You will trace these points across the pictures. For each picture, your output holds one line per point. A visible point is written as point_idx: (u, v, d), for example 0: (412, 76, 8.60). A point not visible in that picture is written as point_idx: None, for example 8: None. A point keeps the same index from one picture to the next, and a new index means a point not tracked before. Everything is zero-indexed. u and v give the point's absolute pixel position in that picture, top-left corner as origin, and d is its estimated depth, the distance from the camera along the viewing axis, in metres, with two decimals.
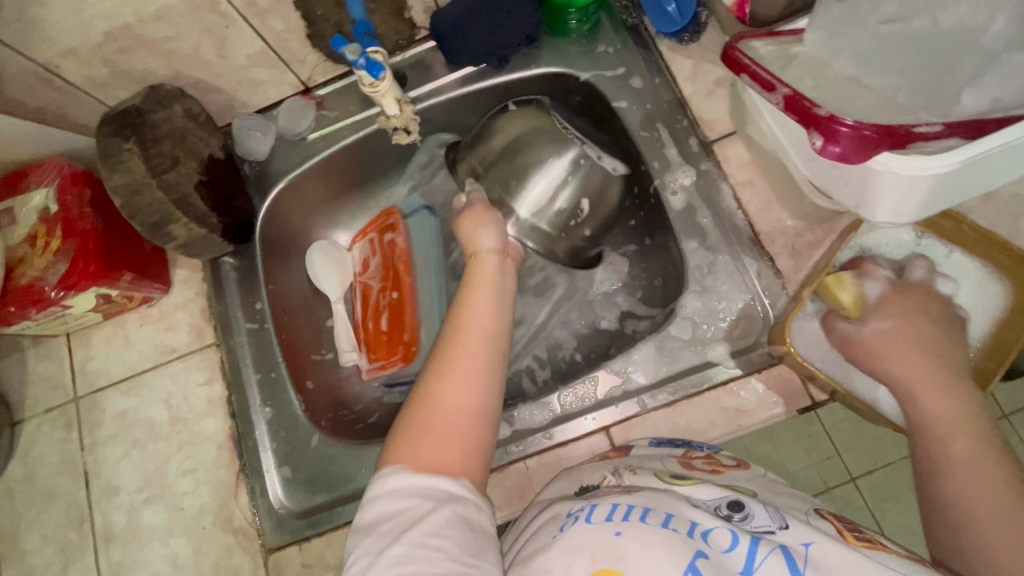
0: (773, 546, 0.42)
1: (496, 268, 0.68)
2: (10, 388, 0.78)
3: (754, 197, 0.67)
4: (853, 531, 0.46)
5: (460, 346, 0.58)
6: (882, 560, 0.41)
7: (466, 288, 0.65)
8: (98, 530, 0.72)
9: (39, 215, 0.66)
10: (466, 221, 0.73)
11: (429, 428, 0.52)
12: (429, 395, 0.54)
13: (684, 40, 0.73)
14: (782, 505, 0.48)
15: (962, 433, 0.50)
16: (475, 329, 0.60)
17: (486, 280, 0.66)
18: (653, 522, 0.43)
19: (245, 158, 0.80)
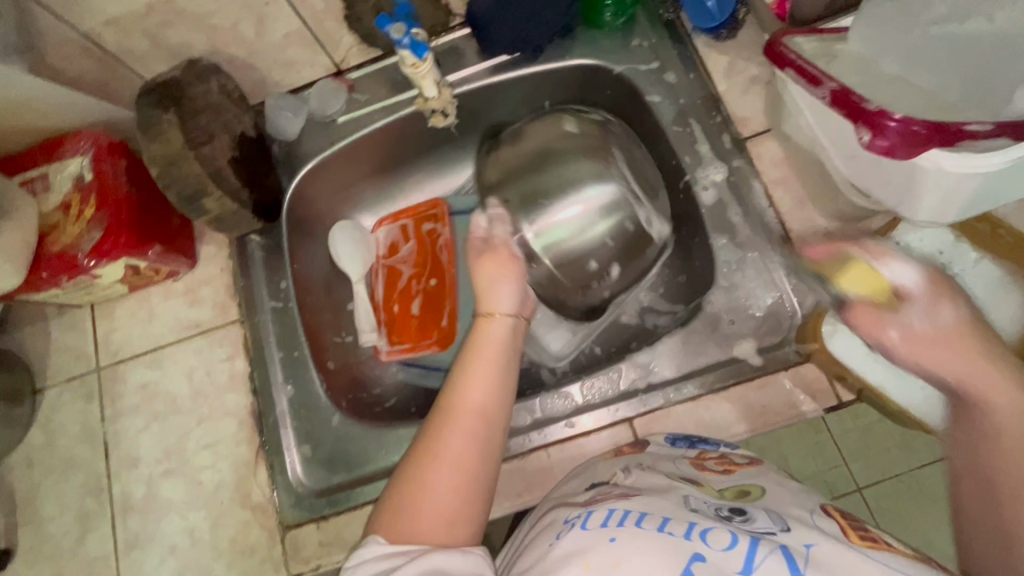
0: (773, 546, 0.39)
1: (508, 329, 0.61)
2: (32, 356, 0.79)
3: (786, 195, 0.67)
4: (859, 530, 0.43)
5: (459, 424, 0.52)
6: (887, 561, 0.38)
7: (471, 345, 0.59)
8: (117, 500, 0.72)
9: (74, 183, 0.66)
10: (481, 264, 0.67)
11: (413, 507, 0.49)
12: (417, 471, 0.50)
13: (721, 37, 0.73)
14: (785, 506, 0.46)
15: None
16: (475, 401, 0.54)
17: (494, 341, 0.59)
18: (648, 527, 0.41)
19: (275, 137, 0.80)
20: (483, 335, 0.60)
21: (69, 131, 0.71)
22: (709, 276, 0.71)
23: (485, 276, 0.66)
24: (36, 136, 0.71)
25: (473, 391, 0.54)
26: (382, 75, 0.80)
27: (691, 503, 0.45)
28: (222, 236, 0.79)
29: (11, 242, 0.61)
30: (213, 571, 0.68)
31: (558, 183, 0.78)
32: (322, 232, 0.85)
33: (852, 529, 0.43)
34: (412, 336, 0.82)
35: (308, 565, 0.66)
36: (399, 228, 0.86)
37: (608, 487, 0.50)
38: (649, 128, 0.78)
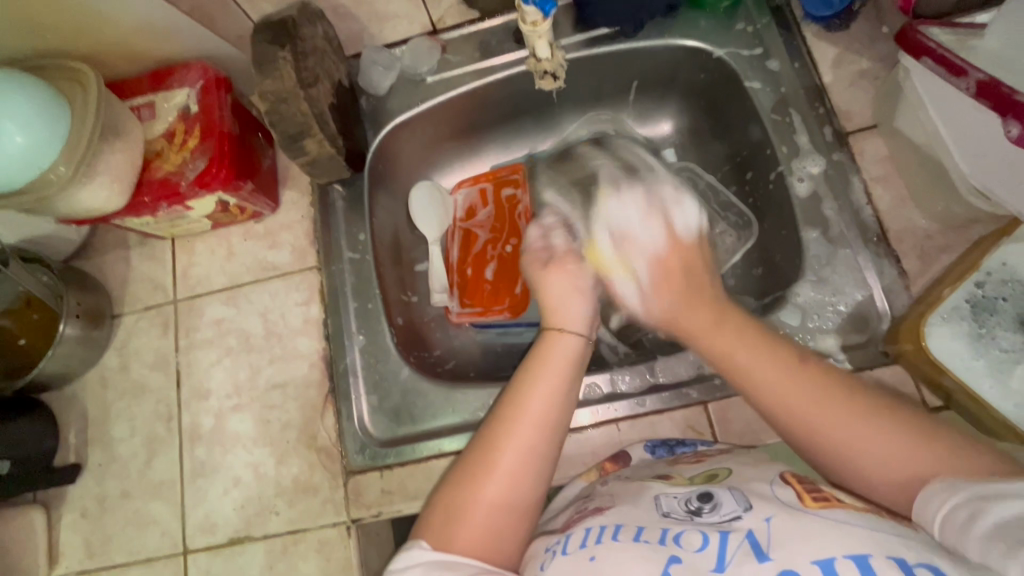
0: (741, 536, 0.41)
1: (574, 350, 0.58)
2: (112, 282, 0.81)
3: (887, 194, 0.66)
4: (812, 490, 0.44)
5: (514, 435, 0.51)
6: (841, 518, 0.40)
7: (533, 362, 0.56)
8: (185, 428, 0.74)
9: (179, 113, 0.69)
10: (552, 274, 0.64)
11: (462, 518, 0.48)
12: (469, 485, 0.50)
13: (833, 27, 0.71)
14: (748, 482, 0.47)
15: (738, 360, 0.53)
16: (531, 417, 0.52)
17: (559, 358, 0.56)
18: (624, 539, 0.44)
19: (364, 91, 0.80)
20: (547, 351, 0.57)
21: (173, 63, 0.72)
22: (794, 268, 0.70)
23: (553, 291, 0.63)
24: (141, 66, 0.72)
25: (531, 410, 0.52)
26: (477, 38, 0.80)
27: (661, 503, 0.47)
28: (305, 183, 0.80)
29: (119, 163, 0.63)
30: (275, 506, 0.70)
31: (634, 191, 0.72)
32: (399, 191, 0.86)
33: (806, 491, 0.44)
34: (484, 301, 0.81)
35: (369, 510, 0.67)
36: (478, 191, 0.86)
37: (588, 501, 0.53)
38: (743, 116, 0.76)
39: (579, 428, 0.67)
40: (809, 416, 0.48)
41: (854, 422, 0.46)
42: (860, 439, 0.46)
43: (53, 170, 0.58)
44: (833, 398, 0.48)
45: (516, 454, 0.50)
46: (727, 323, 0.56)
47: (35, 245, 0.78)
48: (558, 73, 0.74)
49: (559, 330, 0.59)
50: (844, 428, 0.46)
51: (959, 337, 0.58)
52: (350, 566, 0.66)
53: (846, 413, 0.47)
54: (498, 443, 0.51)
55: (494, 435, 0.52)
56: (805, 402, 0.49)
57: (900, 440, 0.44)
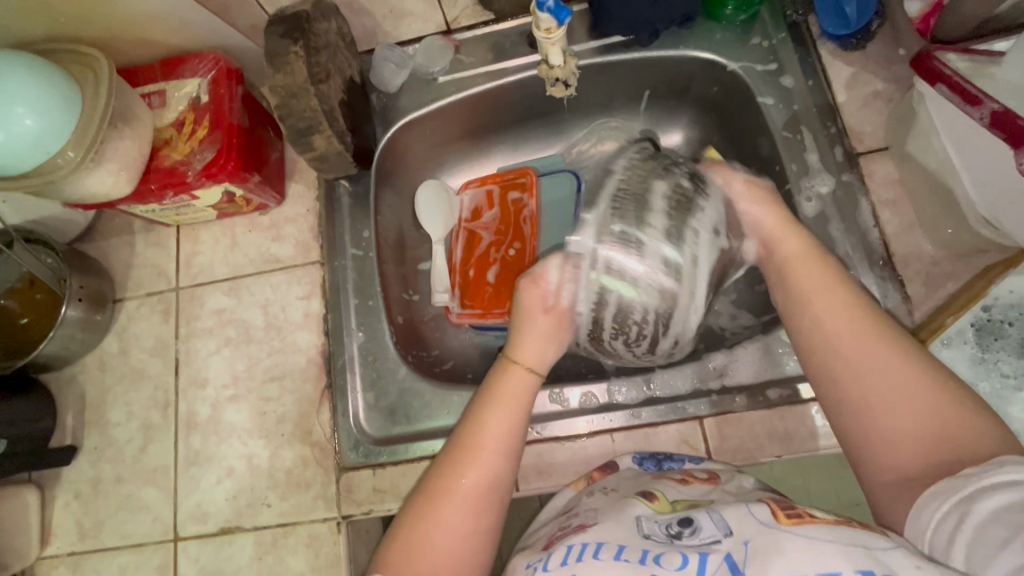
0: (720, 557, 0.40)
1: (530, 385, 0.58)
2: (115, 267, 0.81)
3: (894, 217, 0.65)
4: (786, 508, 0.44)
5: (468, 474, 0.52)
6: (812, 534, 0.39)
7: (491, 396, 0.57)
8: (181, 416, 0.74)
9: (189, 103, 0.69)
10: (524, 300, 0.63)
11: (422, 543, 0.49)
12: (426, 515, 0.51)
13: (849, 46, 0.70)
14: (726, 505, 0.47)
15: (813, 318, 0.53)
16: (485, 450, 0.53)
17: (515, 392, 0.57)
18: (605, 557, 0.43)
19: (376, 88, 0.80)
20: (501, 388, 0.57)
21: (186, 52, 0.72)
22: None
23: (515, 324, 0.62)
24: (153, 52, 0.72)
25: (485, 443, 0.53)
26: (491, 39, 0.80)
27: (643, 524, 0.47)
28: (312, 177, 0.80)
29: (128, 150, 0.63)
30: (267, 499, 0.70)
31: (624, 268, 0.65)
32: (406, 189, 0.86)
33: (781, 509, 0.43)
34: (484, 303, 0.80)
35: (360, 508, 0.68)
36: (484, 193, 0.85)
37: (571, 518, 0.52)
38: (753, 132, 0.76)
39: (573, 436, 0.67)
40: (861, 357, 0.49)
41: (906, 381, 0.47)
42: (902, 389, 0.47)
43: (62, 155, 0.58)
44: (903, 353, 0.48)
45: (470, 484, 0.52)
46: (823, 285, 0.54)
47: (41, 226, 0.78)
48: (570, 81, 0.73)
49: (515, 363, 0.59)
50: (892, 382, 0.48)
51: (959, 363, 0.58)
52: (339, 562, 0.67)
53: (905, 369, 0.48)
54: (451, 477, 0.52)
55: (449, 469, 0.52)
56: (875, 349, 0.49)
57: (931, 407, 0.46)
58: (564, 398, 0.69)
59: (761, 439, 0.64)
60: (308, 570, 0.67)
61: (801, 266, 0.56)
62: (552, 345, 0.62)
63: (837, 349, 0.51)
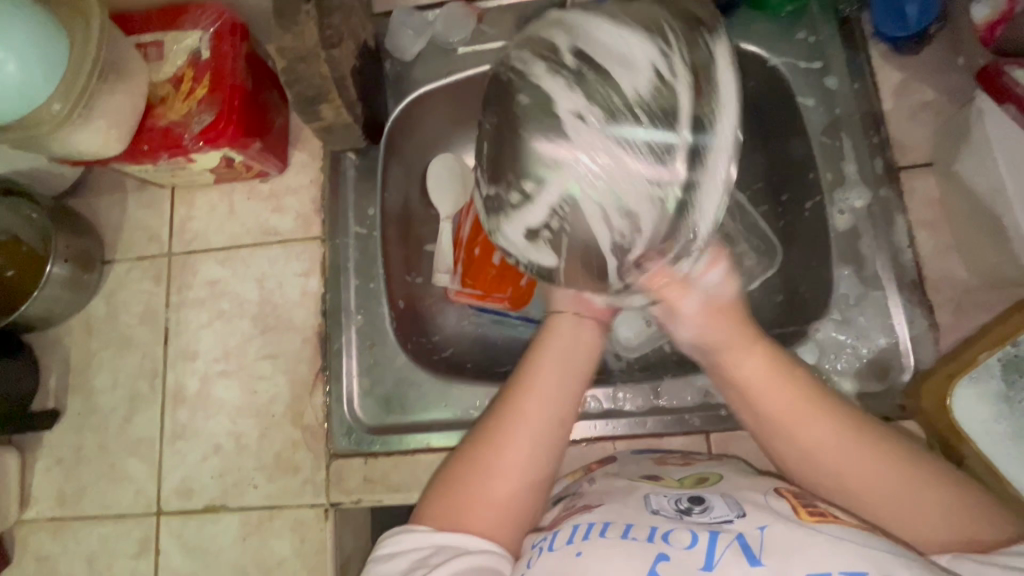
0: (731, 540, 0.39)
1: (573, 337, 0.58)
2: (104, 227, 0.77)
3: (930, 239, 0.63)
4: (806, 504, 0.43)
5: (526, 412, 0.52)
6: (835, 534, 0.39)
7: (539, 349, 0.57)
8: (169, 388, 0.72)
9: (188, 58, 0.64)
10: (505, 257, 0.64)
11: (478, 484, 0.49)
12: (489, 445, 0.51)
13: (902, 49, 0.66)
14: (739, 489, 0.45)
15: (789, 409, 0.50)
16: (544, 389, 0.54)
17: (560, 342, 0.57)
18: (614, 535, 0.42)
19: (390, 55, 0.75)
20: (551, 333, 0.58)
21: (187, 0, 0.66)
22: (817, 302, 0.66)
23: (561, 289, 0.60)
24: None
25: (545, 382, 0.54)
26: (518, 11, 0.74)
27: (650, 501, 0.45)
28: (317, 147, 0.75)
29: (120, 105, 0.58)
30: (254, 479, 0.68)
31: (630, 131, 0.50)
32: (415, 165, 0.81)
33: (800, 504, 0.43)
34: (486, 285, 0.73)
35: (349, 496, 0.66)
36: None
37: (576, 497, 0.51)
38: (787, 133, 0.71)
39: (574, 440, 0.65)
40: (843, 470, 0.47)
41: (871, 465, 0.46)
42: (858, 475, 0.46)
43: (47, 108, 0.54)
44: (849, 430, 0.47)
45: (529, 419, 0.52)
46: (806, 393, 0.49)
47: (26, 178, 0.73)
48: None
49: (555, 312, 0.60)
50: (863, 464, 0.46)
51: (986, 399, 0.56)
52: (325, 548, 0.65)
53: (850, 446, 0.47)
54: (512, 414, 0.52)
55: (508, 399, 0.53)
56: (824, 428, 0.48)
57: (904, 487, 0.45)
58: None
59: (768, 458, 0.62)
60: (293, 556, 0.66)
61: (738, 346, 0.53)
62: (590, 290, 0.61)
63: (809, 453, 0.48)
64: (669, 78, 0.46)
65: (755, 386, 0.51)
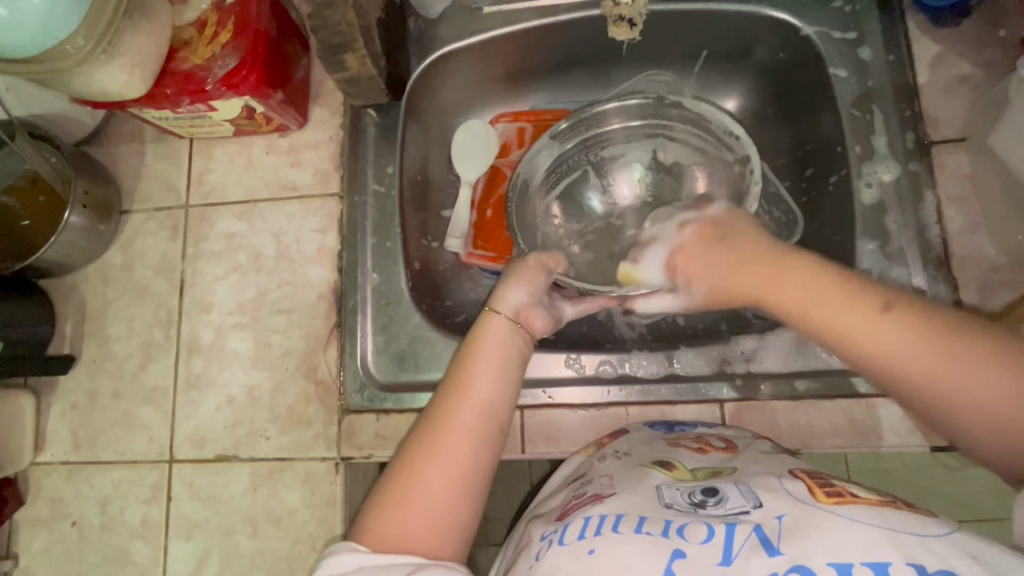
0: (748, 529, 0.38)
1: (504, 332, 0.56)
2: (122, 176, 0.76)
3: (959, 216, 0.62)
4: (824, 484, 0.42)
5: (457, 416, 0.50)
6: (855, 516, 0.37)
7: (472, 345, 0.55)
8: (184, 338, 0.72)
9: (213, 3, 0.64)
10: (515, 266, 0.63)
11: (407, 499, 0.47)
12: (416, 457, 0.48)
13: (941, 22, 0.65)
14: (754, 477, 0.45)
15: (844, 318, 0.45)
16: (470, 399, 0.51)
17: (492, 340, 0.56)
18: (625, 531, 0.40)
19: (415, 11, 0.73)
20: (484, 333, 0.56)
21: None
22: None
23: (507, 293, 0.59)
24: None
25: (479, 390, 0.52)
26: None
27: (664, 494, 0.45)
28: (338, 103, 0.74)
29: (144, 48, 0.58)
30: (266, 431, 0.68)
31: (583, 193, 0.77)
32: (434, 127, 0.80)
33: (819, 486, 0.41)
34: (498, 247, 0.75)
35: (360, 451, 0.66)
36: (516, 129, 0.78)
37: (585, 486, 0.50)
38: (815, 105, 0.69)
39: (585, 405, 0.65)
40: (927, 370, 0.41)
41: (944, 359, 0.41)
42: (944, 379, 0.41)
43: (70, 43, 0.53)
44: (911, 327, 0.43)
45: (468, 414, 0.50)
46: (848, 299, 0.45)
47: (46, 123, 0.73)
48: (636, 21, 0.69)
49: (492, 310, 0.58)
50: (931, 361, 0.41)
51: None
52: (335, 501, 0.66)
53: (929, 344, 0.42)
54: (447, 413, 0.50)
55: (438, 411, 0.51)
56: (881, 330, 0.43)
57: (990, 373, 0.40)
58: (581, 364, 0.66)
59: (781, 429, 0.62)
60: (303, 508, 0.66)
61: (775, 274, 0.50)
62: (533, 300, 0.60)
63: (884, 365, 0.43)
64: (558, 164, 0.76)
65: (803, 306, 0.47)
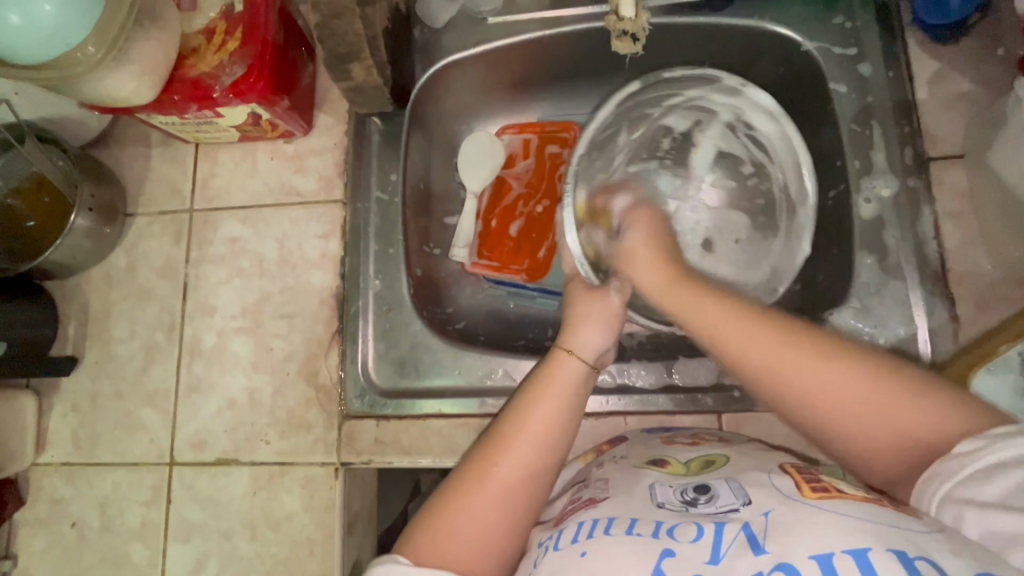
0: (737, 526, 0.38)
1: (577, 377, 0.55)
2: (128, 179, 0.77)
3: (956, 231, 0.62)
4: (813, 480, 0.42)
5: (521, 453, 0.49)
6: (839, 510, 0.37)
7: (544, 382, 0.54)
8: (186, 341, 0.72)
9: (222, 11, 0.64)
10: (585, 298, 0.62)
11: (456, 524, 0.46)
12: (474, 478, 0.48)
13: (940, 38, 0.66)
14: (744, 471, 0.45)
15: (720, 331, 0.49)
16: (536, 438, 0.50)
17: (565, 381, 0.54)
18: (616, 532, 0.41)
19: (420, 21, 0.74)
20: (558, 371, 0.55)
21: None
22: (835, 291, 0.66)
23: (583, 330, 0.58)
24: None
25: (544, 430, 0.51)
26: None
27: (656, 492, 0.45)
28: (343, 111, 0.75)
29: (152, 54, 0.59)
30: (266, 435, 0.69)
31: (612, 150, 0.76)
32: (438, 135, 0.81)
33: (806, 481, 0.42)
34: (502, 257, 0.76)
35: (359, 457, 0.67)
36: (521, 141, 0.80)
37: (582, 490, 0.50)
38: (816, 119, 0.70)
39: (584, 414, 0.65)
40: (796, 376, 0.45)
41: (808, 369, 0.44)
42: (808, 386, 0.44)
43: (81, 50, 0.54)
44: (779, 338, 0.46)
45: (531, 453, 0.49)
46: (731, 313, 0.50)
47: (53, 126, 0.74)
48: (638, 35, 0.69)
49: (569, 350, 0.57)
50: (799, 372, 0.44)
51: (1003, 393, 0.56)
52: (333, 506, 0.66)
53: (799, 353, 0.45)
54: (510, 448, 0.49)
55: (501, 443, 0.50)
56: (756, 345, 0.47)
57: (851, 378, 0.43)
58: None
59: (778, 441, 0.63)
60: (302, 512, 0.67)
61: (681, 300, 0.54)
62: (607, 343, 0.59)
63: (758, 377, 0.46)
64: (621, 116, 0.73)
65: (698, 321, 0.51)
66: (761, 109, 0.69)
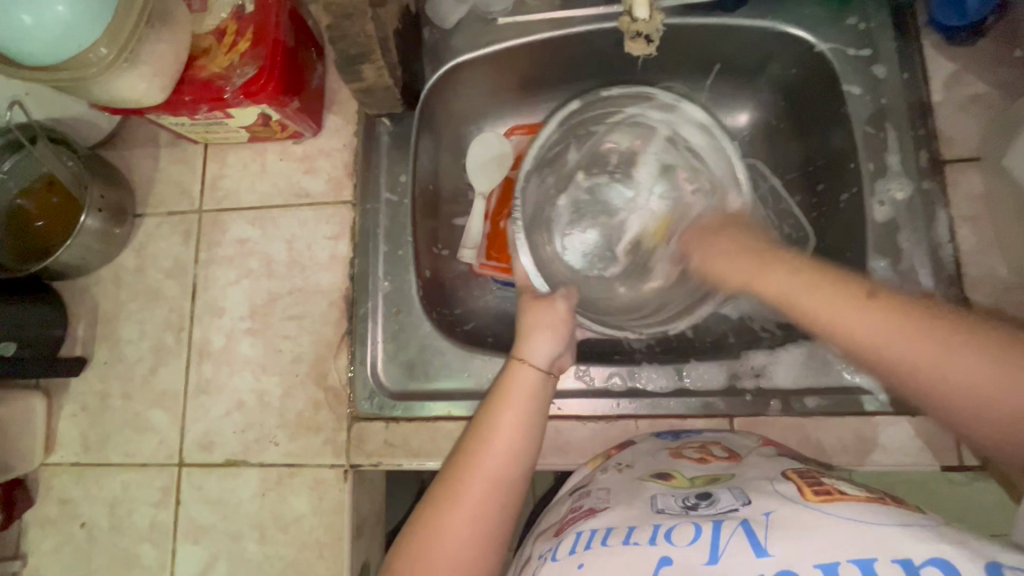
0: (734, 526, 0.38)
1: (532, 385, 0.55)
2: (137, 180, 0.77)
3: (972, 235, 0.62)
4: (813, 484, 0.42)
5: (482, 467, 0.49)
6: (839, 515, 0.37)
7: (497, 395, 0.54)
8: (195, 343, 0.72)
9: (232, 11, 0.64)
10: (534, 309, 0.61)
11: (431, 552, 0.46)
12: (445, 500, 0.48)
13: (955, 40, 0.65)
14: (749, 481, 0.44)
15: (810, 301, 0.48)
16: (495, 450, 0.50)
17: (520, 390, 0.54)
18: (613, 543, 0.40)
19: (430, 21, 0.73)
20: (512, 382, 0.55)
21: None
22: None
23: (534, 340, 0.58)
24: None
25: (502, 442, 0.51)
26: None
27: (657, 501, 0.45)
28: (352, 112, 0.75)
29: (164, 55, 0.58)
30: (275, 437, 0.69)
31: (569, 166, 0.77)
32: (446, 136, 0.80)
33: (809, 486, 0.42)
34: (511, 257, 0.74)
35: (369, 459, 0.67)
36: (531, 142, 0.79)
37: (583, 498, 0.50)
38: (828, 121, 0.69)
39: (593, 418, 0.65)
40: (886, 345, 0.44)
41: (903, 336, 0.43)
42: (905, 352, 0.43)
43: (93, 51, 0.54)
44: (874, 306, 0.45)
45: (493, 467, 0.49)
46: (813, 285, 0.49)
47: (62, 126, 0.73)
48: (652, 36, 0.67)
49: (521, 360, 0.57)
50: (892, 339, 0.44)
51: None
52: (342, 509, 0.66)
53: (891, 321, 0.44)
54: (469, 465, 0.50)
55: (462, 462, 0.50)
56: (850, 312, 0.46)
57: (948, 344, 0.42)
58: (590, 377, 0.66)
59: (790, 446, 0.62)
60: (311, 514, 0.67)
61: (758, 272, 0.54)
62: (562, 348, 0.59)
63: (852, 342, 0.46)
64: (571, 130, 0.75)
65: (785, 298, 0.50)
66: (694, 122, 0.73)
